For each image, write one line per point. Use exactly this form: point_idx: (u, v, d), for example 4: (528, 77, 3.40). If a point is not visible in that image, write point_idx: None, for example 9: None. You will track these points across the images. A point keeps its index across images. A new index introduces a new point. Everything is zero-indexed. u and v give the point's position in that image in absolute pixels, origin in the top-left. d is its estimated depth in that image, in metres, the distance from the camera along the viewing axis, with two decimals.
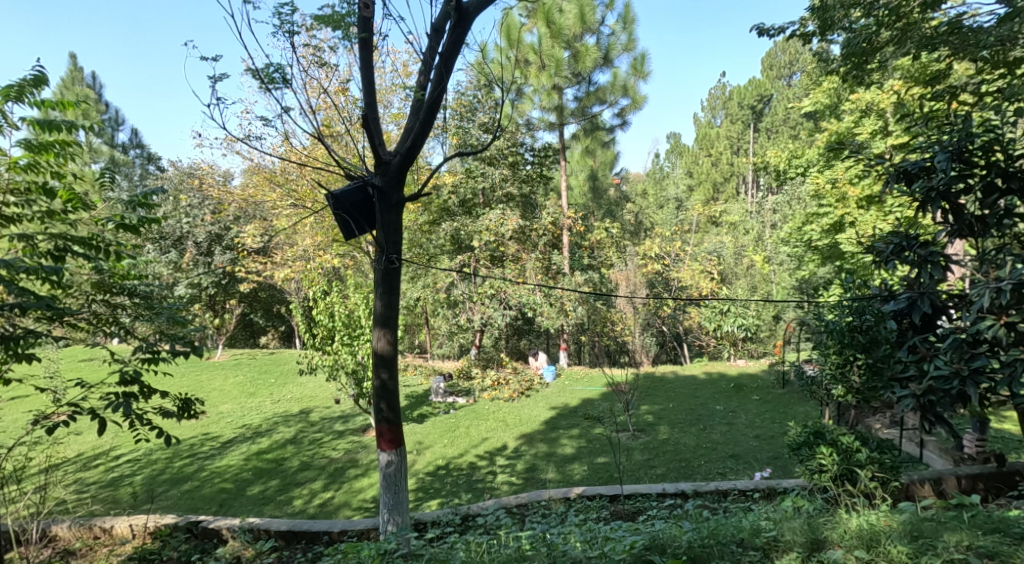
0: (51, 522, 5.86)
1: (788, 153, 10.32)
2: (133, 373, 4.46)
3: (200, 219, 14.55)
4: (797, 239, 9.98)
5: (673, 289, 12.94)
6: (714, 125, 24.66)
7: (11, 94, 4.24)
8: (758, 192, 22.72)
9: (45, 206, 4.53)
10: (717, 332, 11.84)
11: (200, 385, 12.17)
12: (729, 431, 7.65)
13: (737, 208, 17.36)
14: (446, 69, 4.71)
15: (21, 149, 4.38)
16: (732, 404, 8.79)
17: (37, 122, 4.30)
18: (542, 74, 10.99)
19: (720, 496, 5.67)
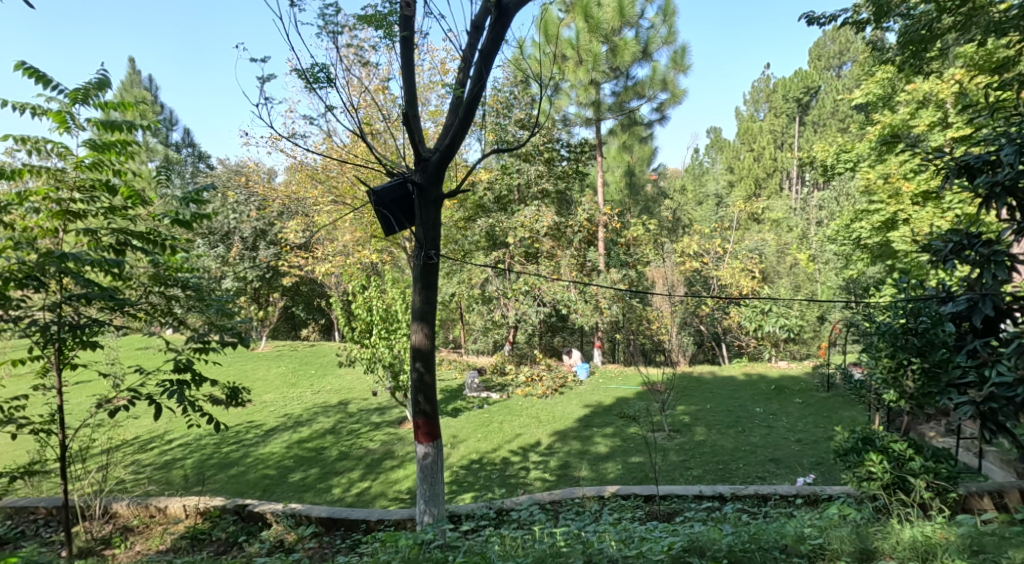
0: (111, 500, 6.02)
1: (837, 147, 9.98)
2: (186, 362, 4.50)
3: (245, 215, 14.84)
4: (845, 237, 9.67)
5: (712, 288, 12.69)
6: (758, 119, 24.16)
7: (77, 97, 4.35)
8: (802, 187, 22.10)
9: (107, 202, 4.58)
10: (758, 332, 11.53)
11: (245, 374, 12.42)
12: (769, 434, 7.43)
13: (780, 206, 16.96)
14: (485, 66, 4.63)
15: (86, 149, 4.50)
16: (773, 406, 8.56)
17: (101, 121, 4.40)
18: (579, 70, 10.81)
19: (761, 501, 5.49)
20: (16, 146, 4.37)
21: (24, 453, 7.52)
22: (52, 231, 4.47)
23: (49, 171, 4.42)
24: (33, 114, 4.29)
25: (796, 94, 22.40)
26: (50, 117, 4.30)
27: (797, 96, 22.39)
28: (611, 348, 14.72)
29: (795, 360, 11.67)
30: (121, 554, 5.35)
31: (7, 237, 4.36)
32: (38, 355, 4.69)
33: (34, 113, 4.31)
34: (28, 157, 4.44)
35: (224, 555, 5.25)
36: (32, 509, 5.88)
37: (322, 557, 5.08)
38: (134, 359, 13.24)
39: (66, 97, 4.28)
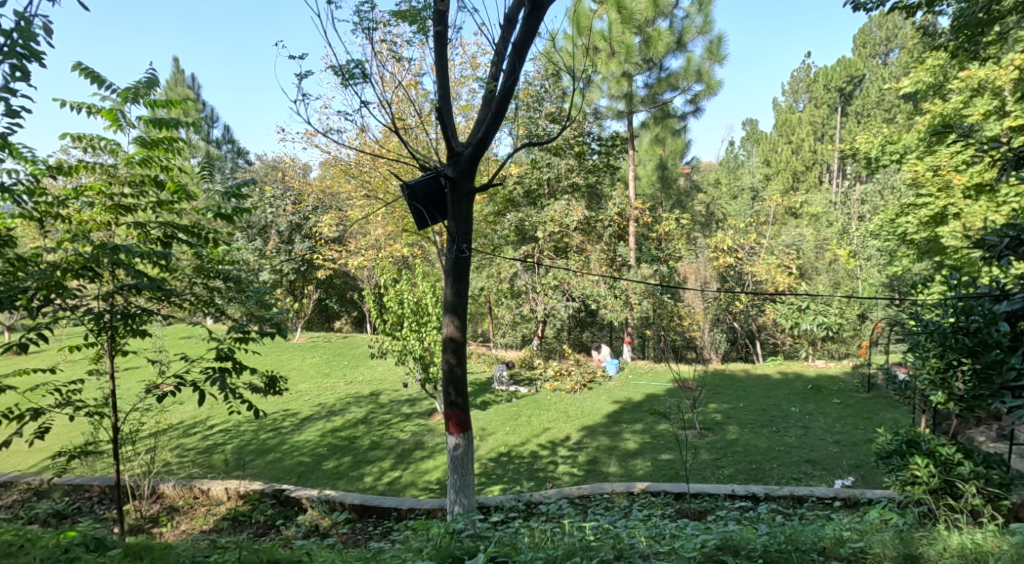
0: (159, 480, 6.13)
1: (882, 137, 9.66)
2: (228, 350, 4.53)
3: (282, 209, 14.95)
4: (889, 233, 9.37)
5: (746, 285, 12.42)
6: (797, 110, 23.66)
7: (128, 97, 4.38)
8: (843, 181, 21.58)
9: (156, 197, 4.66)
10: (795, 329, 11.24)
11: (281, 364, 12.59)
12: (805, 435, 7.22)
13: (820, 200, 16.57)
14: (519, 60, 4.54)
15: (136, 145, 4.55)
16: (810, 406, 8.33)
17: (150, 119, 4.43)
18: (611, 62, 10.58)
19: (795, 503, 5.33)
20: (71, 144, 4.43)
21: (78, 435, 7.63)
22: (104, 225, 4.54)
23: (101, 166, 4.53)
24: (87, 112, 4.34)
25: (838, 83, 22.12)
26: (103, 115, 4.35)
27: (840, 85, 22.08)
28: (642, 345, 14.56)
29: (833, 360, 11.38)
30: (168, 532, 5.44)
31: (64, 231, 4.44)
32: (92, 342, 4.76)
33: (88, 112, 4.36)
34: (82, 154, 4.51)
35: (263, 536, 5.30)
36: (87, 487, 5.94)
37: (355, 542, 5.09)
38: (174, 347, 13.50)
39: (117, 97, 4.32)
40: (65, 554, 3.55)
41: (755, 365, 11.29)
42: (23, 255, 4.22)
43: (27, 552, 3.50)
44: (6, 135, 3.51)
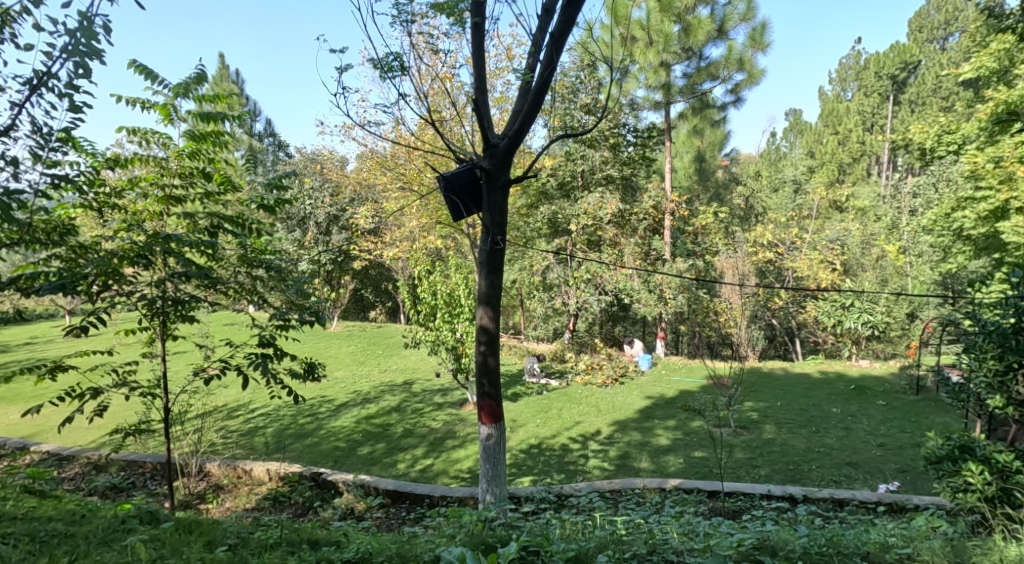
0: (205, 459, 6.29)
1: (938, 127, 9.38)
2: (269, 337, 4.59)
3: (321, 201, 15.22)
4: (944, 227, 9.16)
5: (786, 281, 12.25)
6: (846, 99, 23.01)
7: (179, 92, 4.45)
8: (894, 173, 20.91)
9: (203, 189, 4.73)
10: (837, 328, 10.91)
11: (318, 351, 12.79)
12: (847, 437, 7.06)
13: (867, 193, 16.11)
14: (556, 50, 4.48)
15: (185, 139, 4.64)
16: (852, 407, 8.15)
17: (198, 113, 4.49)
18: (649, 51, 10.38)
19: (836, 506, 5.21)
20: (126, 137, 4.53)
21: (134, 414, 7.83)
22: (157, 215, 4.68)
23: (153, 159, 4.62)
24: (142, 108, 4.41)
25: (891, 70, 21.01)
26: (157, 110, 4.42)
27: (892, 72, 21.00)
28: (676, 340, 14.46)
29: (878, 360, 11.07)
30: (213, 509, 5.55)
31: (120, 221, 4.58)
32: (146, 326, 4.90)
33: (142, 107, 4.43)
34: (136, 147, 4.61)
35: (301, 517, 5.38)
36: (141, 463, 6.07)
37: (389, 526, 5.13)
38: (219, 333, 13.83)
39: (169, 92, 4.39)
40: (120, 524, 3.64)
41: (794, 364, 11.06)
42: (83, 240, 4.33)
43: (87, 521, 3.62)
44: (70, 129, 3.51)
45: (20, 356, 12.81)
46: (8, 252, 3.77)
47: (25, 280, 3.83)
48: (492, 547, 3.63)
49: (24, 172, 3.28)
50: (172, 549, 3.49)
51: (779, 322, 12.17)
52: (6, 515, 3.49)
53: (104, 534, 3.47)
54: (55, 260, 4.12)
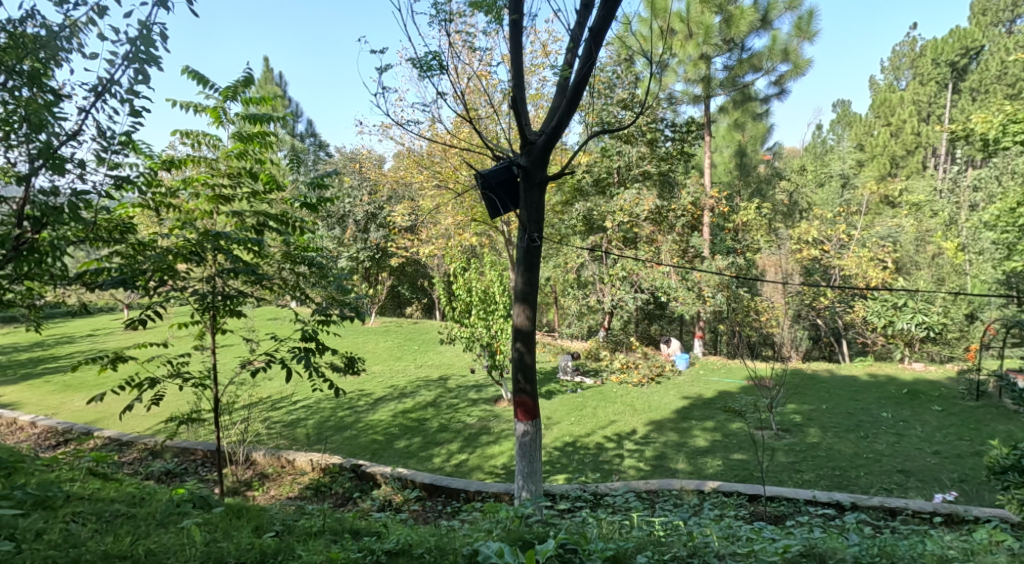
0: (251, 448, 6.40)
1: (1004, 117, 9.01)
2: (311, 331, 4.62)
3: (359, 199, 15.43)
4: (1009, 222, 8.83)
5: (834, 279, 12.00)
6: (900, 88, 22.27)
7: (227, 94, 4.54)
8: (951, 165, 20.15)
9: (250, 188, 4.82)
10: (888, 329, 10.66)
11: (357, 346, 12.95)
12: (898, 443, 6.85)
13: (922, 187, 15.55)
14: (596, 45, 4.42)
15: (234, 140, 4.73)
16: (905, 412, 7.91)
17: (247, 116, 4.59)
18: (688, 44, 10.35)
19: (888, 515, 5.04)
20: (179, 140, 4.63)
21: (185, 403, 8.04)
22: (207, 214, 4.78)
23: (203, 160, 4.73)
24: (194, 111, 4.49)
25: (950, 57, 19.81)
26: (208, 114, 4.50)
27: (952, 59, 19.80)
28: (715, 339, 14.27)
29: (932, 363, 10.70)
30: (259, 496, 5.66)
31: (174, 220, 4.70)
32: (197, 319, 5.00)
33: (194, 110, 4.52)
34: (188, 149, 4.71)
35: (341, 506, 5.45)
36: (192, 450, 6.20)
37: (426, 519, 5.14)
38: (263, 328, 14.13)
39: (219, 95, 4.48)
40: (175, 507, 3.72)
41: (840, 366, 10.78)
42: (140, 238, 4.42)
43: (145, 503, 3.73)
44: (132, 132, 3.58)
45: (80, 346, 13.35)
46: (72, 248, 3.84)
47: (89, 275, 3.87)
48: (529, 544, 3.52)
49: (90, 174, 3.36)
50: (223, 532, 3.55)
51: (825, 322, 11.88)
52: (71, 495, 3.59)
53: (161, 516, 3.55)
54: (116, 256, 4.19)
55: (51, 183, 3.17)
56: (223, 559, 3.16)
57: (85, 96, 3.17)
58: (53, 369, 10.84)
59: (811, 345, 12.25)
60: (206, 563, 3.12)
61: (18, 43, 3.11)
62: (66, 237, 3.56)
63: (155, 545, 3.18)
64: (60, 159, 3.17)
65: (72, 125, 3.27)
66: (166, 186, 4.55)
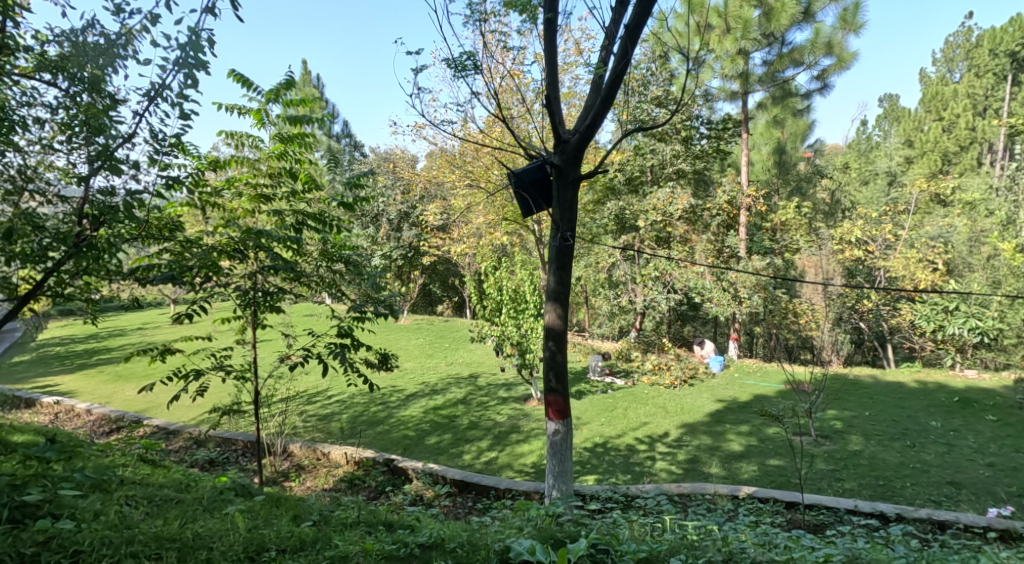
0: (289, 440, 6.61)
1: None
2: (348, 327, 4.76)
3: (393, 198, 15.68)
4: None
5: (879, 281, 11.77)
6: (954, 81, 21.55)
7: (270, 96, 4.71)
8: (1008, 160, 19.45)
9: (290, 188, 5.00)
10: (940, 334, 10.52)
11: (390, 343, 13.18)
12: (948, 454, 6.75)
13: (976, 184, 15.08)
14: (631, 42, 4.46)
15: (275, 141, 4.91)
16: (954, 421, 7.78)
17: (287, 118, 4.75)
18: (726, 38, 10.23)
19: (937, 529, 4.95)
20: (223, 141, 4.83)
21: (227, 395, 8.32)
22: (249, 213, 4.96)
23: (246, 161, 4.92)
24: (238, 113, 4.67)
25: (1010, 46, 18.89)
26: (251, 115, 4.68)
27: (1011, 49, 18.85)
28: (751, 341, 14.14)
29: (986, 370, 10.43)
30: (296, 486, 5.83)
31: (218, 218, 4.88)
32: (240, 315, 5.19)
33: (238, 112, 4.70)
34: (232, 150, 4.90)
35: (374, 500, 5.59)
36: (233, 441, 6.42)
37: (456, 514, 5.25)
38: (301, 323, 14.45)
39: (262, 97, 4.66)
40: (220, 495, 3.90)
41: (884, 371, 10.60)
42: (188, 235, 4.61)
43: (193, 491, 3.90)
44: (181, 134, 3.75)
45: (131, 339, 13.87)
46: (126, 245, 4.04)
47: (142, 271, 4.06)
48: (560, 542, 3.56)
49: (143, 174, 3.53)
50: (264, 520, 3.70)
51: (868, 325, 11.69)
52: (125, 480, 3.79)
53: (207, 503, 3.73)
54: (165, 253, 4.38)
55: (108, 182, 3.34)
56: (267, 547, 3.29)
57: (140, 101, 3.33)
58: (107, 359, 11.31)
59: (853, 349, 12.06)
60: (248, 548, 3.25)
61: (80, 51, 3.29)
62: (121, 235, 3.75)
63: (203, 530, 3.33)
64: (117, 160, 3.35)
65: (127, 128, 3.44)
66: (211, 185, 4.74)
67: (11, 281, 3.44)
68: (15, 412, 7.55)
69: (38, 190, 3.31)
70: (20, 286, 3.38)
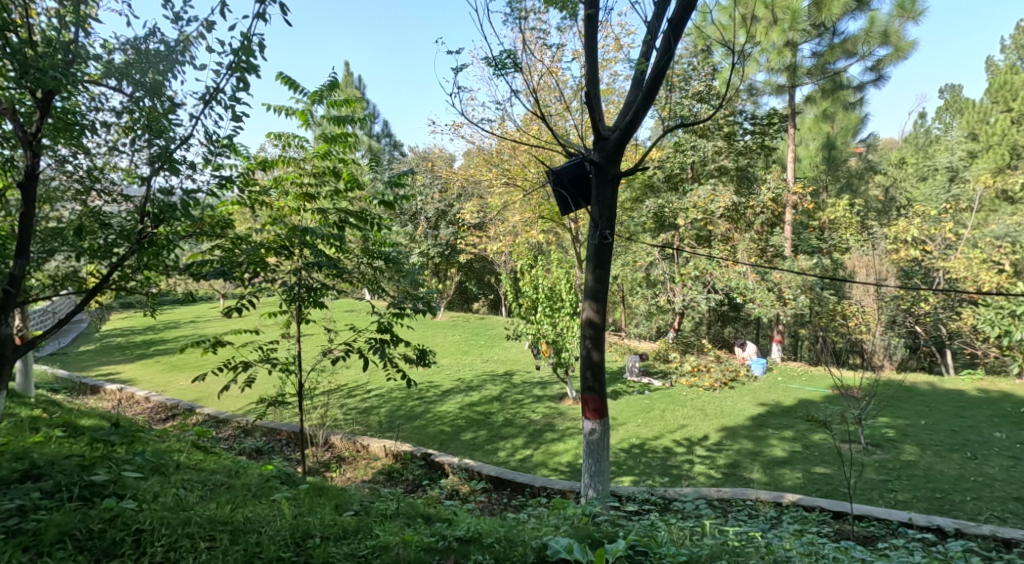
0: (330, 432, 6.81)
1: None
2: (387, 323, 4.88)
3: (431, 197, 15.86)
4: None
5: (935, 282, 11.43)
6: None
7: (315, 98, 4.88)
8: None
9: (333, 187, 5.16)
10: (1006, 339, 9.77)
11: (427, 339, 13.37)
12: (1012, 467, 6.57)
13: None
14: (674, 36, 4.48)
15: (319, 141, 5.08)
16: (1018, 433, 7.58)
17: (331, 118, 4.92)
18: (773, 31, 10.12)
19: (999, 546, 4.79)
20: (271, 141, 5.01)
21: (274, 387, 8.60)
22: (295, 210, 5.14)
23: (292, 160, 5.10)
24: (285, 115, 4.86)
25: None
26: (298, 116, 4.86)
27: None
28: (796, 343, 13.92)
29: None
30: (337, 477, 6.02)
31: (266, 217, 5.07)
32: (285, 309, 5.38)
33: (286, 114, 4.88)
34: (279, 151, 5.08)
35: (412, 493, 5.73)
36: (278, 431, 6.64)
37: (492, 510, 5.36)
38: (341, 319, 14.79)
39: (308, 98, 4.83)
40: (268, 482, 4.08)
41: (942, 378, 10.35)
42: (238, 232, 4.79)
43: (245, 478, 4.08)
44: (232, 136, 3.91)
45: (184, 331, 14.40)
46: (182, 243, 4.16)
47: (196, 267, 4.26)
48: (598, 542, 3.62)
49: (199, 174, 3.71)
50: (310, 508, 3.86)
51: (926, 330, 11.42)
52: (181, 465, 4.00)
53: (257, 490, 3.91)
54: (217, 250, 4.54)
55: (169, 183, 3.53)
56: (313, 535, 3.41)
57: (196, 103, 3.49)
58: (163, 350, 11.78)
59: (908, 354, 11.73)
60: (294, 534, 3.39)
61: (144, 58, 3.46)
62: (178, 232, 3.94)
63: (255, 516, 3.49)
64: (175, 161, 3.54)
65: (185, 130, 3.61)
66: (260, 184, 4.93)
67: (80, 275, 3.69)
68: (81, 397, 7.96)
69: (104, 190, 3.52)
70: (87, 281, 3.63)
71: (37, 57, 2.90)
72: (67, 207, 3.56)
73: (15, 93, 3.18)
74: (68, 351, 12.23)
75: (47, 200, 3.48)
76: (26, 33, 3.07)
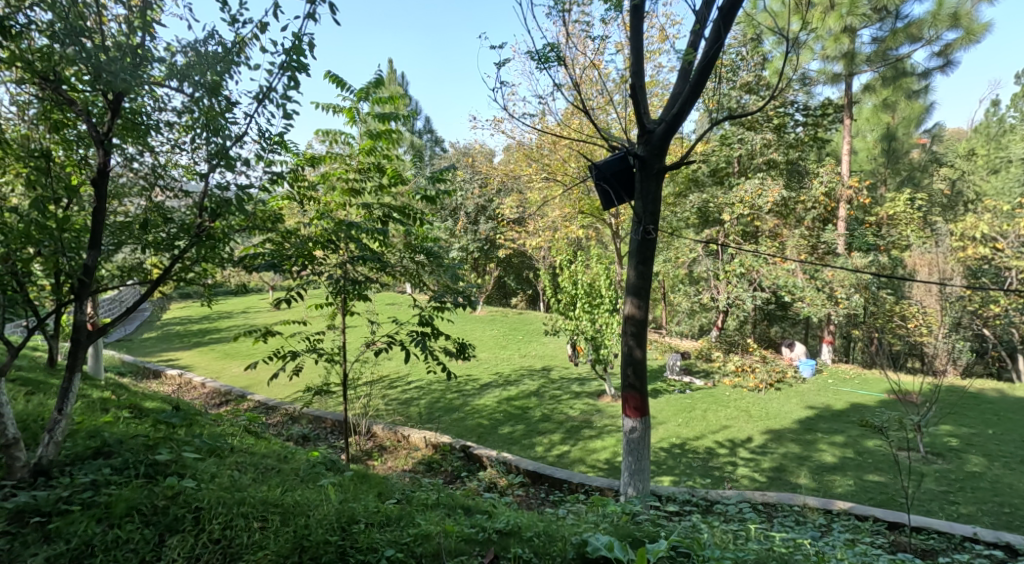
0: (372, 421, 6.99)
1: None
2: (429, 317, 4.99)
3: (471, 192, 15.99)
4: None
5: (1006, 282, 10.99)
6: None
7: (362, 93, 5.00)
8: None
9: (378, 181, 5.27)
10: None
11: (466, 333, 13.52)
12: None
13: None
14: (724, 26, 4.47)
15: (364, 137, 5.20)
16: None
17: (375, 115, 5.05)
18: (831, 16, 9.95)
19: None
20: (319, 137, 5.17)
21: (319, 376, 8.85)
22: (341, 205, 5.27)
23: (339, 155, 5.24)
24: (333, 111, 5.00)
25: None
26: (345, 113, 5.00)
27: None
28: (848, 344, 13.61)
29: None
30: (379, 465, 6.19)
31: (314, 211, 5.24)
32: (331, 302, 5.54)
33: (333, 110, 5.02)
34: (327, 147, 5.23)
35: (451, 483, 5.86)
36: (323, 420, 6.84)
37: (530, 504, 5.45)
38: (383, 313, 15.09)
39: (354, 95, 4.95)
40: (314, 469, 4.23)
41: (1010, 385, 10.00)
42: (288, 227, 4.96)
43: (294, 465, 4.24)
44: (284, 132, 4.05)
45: (234, 321, 14.88)
46: (236, 236, 4.33)
47: (248, 259, 4.43)
48: (640, 541, 3.68)
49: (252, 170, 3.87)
50: (355, 495, 4.00)
51: (995, 333, 11.08)
52: (235, 449, 4.20)
53: (304, 475, 4.07)
54: (268, 243, 4.72)
55: (224, 179, 3.69)
56: (359, 520, 3.54)
57: (250, 101, 3.64)
58: (217, 338, 12.22)
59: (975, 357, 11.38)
60: (341, 519, 3.51)
61: (204, 58, 3.62)
62: (233, 227, 4.12)
63: (304, 500, 3.65)
64: (230, 157, 3.71)
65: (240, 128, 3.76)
66: (308, 180, 5.10)
67: (144, 266, 3.89)
68: (144, 381, 8.36)
69: (167, 186, 3.70)
70: (150, 272, 3.83)
71: (109, 60, 3.08)
72: (133, 201, 3.77)
73: (89, 94, 3.38)
74: (131, 338, 12.82)
75: (115, 196, 3.71)
76: (100, 38, 3.26)
